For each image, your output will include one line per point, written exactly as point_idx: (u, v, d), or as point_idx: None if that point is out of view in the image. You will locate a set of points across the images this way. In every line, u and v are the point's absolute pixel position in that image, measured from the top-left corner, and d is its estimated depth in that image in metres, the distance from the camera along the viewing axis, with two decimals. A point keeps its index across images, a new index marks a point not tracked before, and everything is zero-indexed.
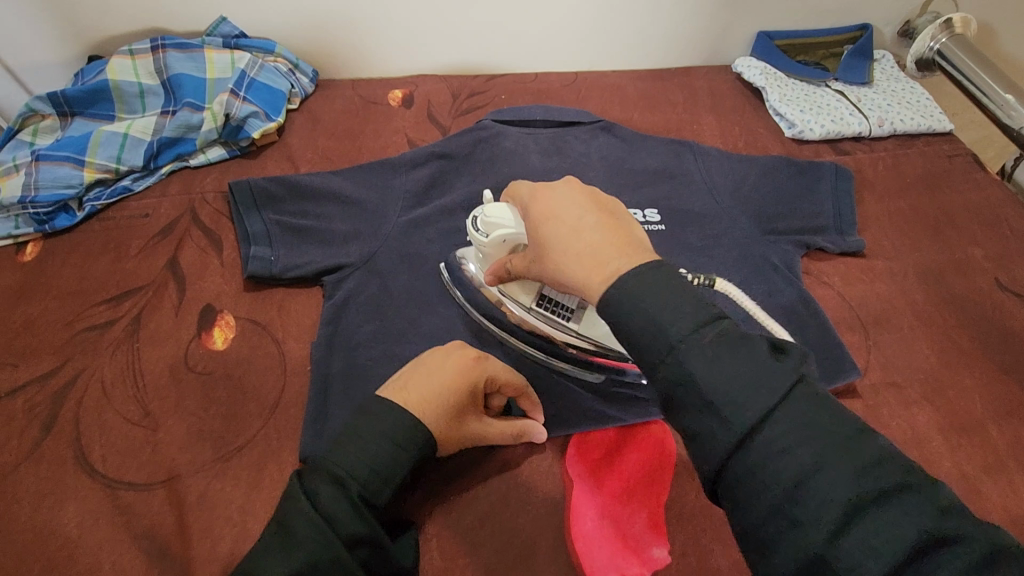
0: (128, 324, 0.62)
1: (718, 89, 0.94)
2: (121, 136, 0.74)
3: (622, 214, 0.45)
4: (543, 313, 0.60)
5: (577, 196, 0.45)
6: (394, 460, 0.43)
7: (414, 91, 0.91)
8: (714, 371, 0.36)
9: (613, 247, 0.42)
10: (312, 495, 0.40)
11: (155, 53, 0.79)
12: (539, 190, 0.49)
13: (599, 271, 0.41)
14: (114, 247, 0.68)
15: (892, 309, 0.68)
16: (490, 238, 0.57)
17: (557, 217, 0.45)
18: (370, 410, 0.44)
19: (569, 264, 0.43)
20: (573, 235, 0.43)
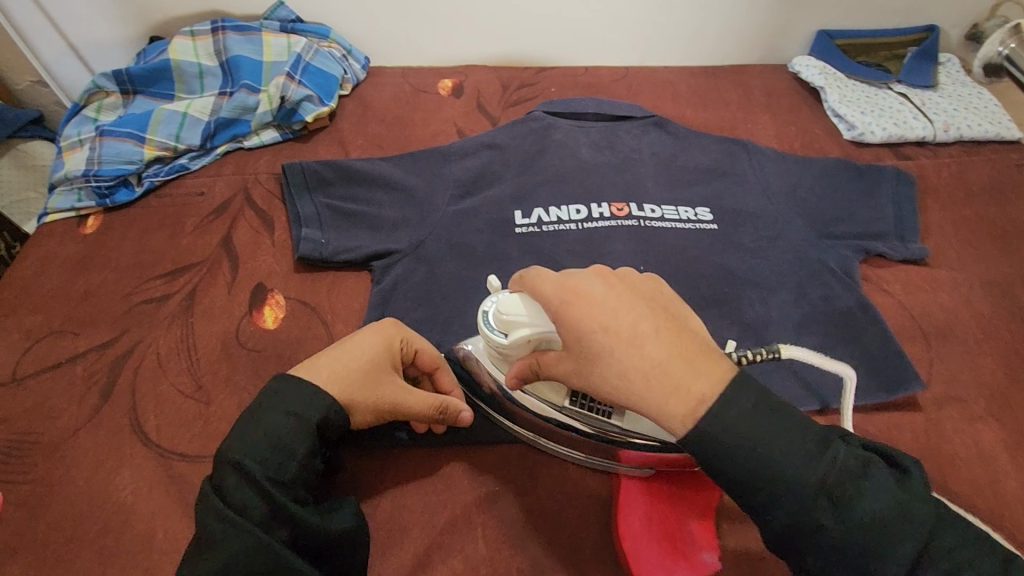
0: (183, 298, 0.63)
1: (774, 88, 0.92)
2: (180, 116, 0.75)
3: (671, 303, 0.42)
4: (580, 411, 0.50)
5: (622, 294, 0.40)
6: (293, 433, 0.42)
7: (464, 80, 0.90)
8: (739, 410, 0.38)
9: (682, 360, 0.38)
10: (220, 491, 0.40)
11: (215, 35, 0.80)
12: (572, 292, 0.41)
13: (680, 401, 0.38)
14: (170, 223, 0.70)
15: (956, 321, 0.65)
16: (510, 339, 0.47)
17: (612, 328, 0.39)
18: (268, 396, 0.43)
19: (633, 388, 0.39)
20: (632, 350, 0.38)
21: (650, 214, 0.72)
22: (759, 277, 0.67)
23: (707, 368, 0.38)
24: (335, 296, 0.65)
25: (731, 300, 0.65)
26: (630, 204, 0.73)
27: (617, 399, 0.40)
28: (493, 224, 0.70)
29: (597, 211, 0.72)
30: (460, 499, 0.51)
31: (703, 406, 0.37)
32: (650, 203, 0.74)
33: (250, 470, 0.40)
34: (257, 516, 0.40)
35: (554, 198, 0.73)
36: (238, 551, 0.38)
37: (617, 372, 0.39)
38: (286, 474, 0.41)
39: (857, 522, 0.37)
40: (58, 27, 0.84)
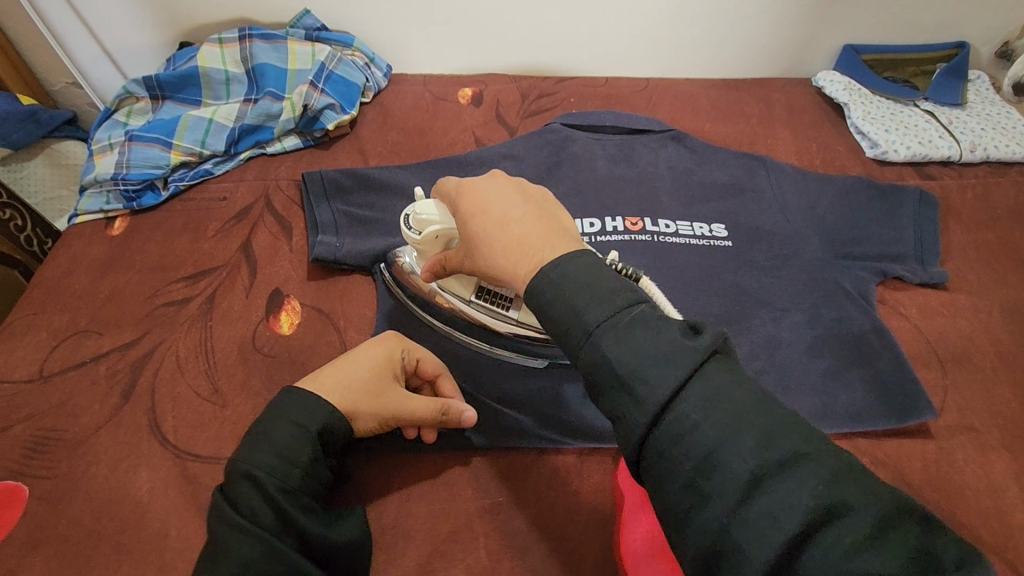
0: (202, 302, 0.65)
1: (796, 102, 0.91)
2: (206, 122, 0.77)
3: (550, 206, 0.47)
4: (484, 305, 0.58)
5: (509, 193, 0.47)
6: (302, 443, 0.44)
7: (483, 89, 0.91)
8: (634, 347, 0.36)
9: (542, 235, 0.44)
10: (229, 500, 0.41)
11: (242, 42, 0.82)
12: (465, 187, 0.49)
13: (528, 260, 0.43)
14: (193, 227, 0.72)
15: (973, 348, 0.64)
16: (422, 235, 0.55)
17: (487, 213, 0.46)
18: (276, 410, 0.45)
19: (500, 261, 0.44)
20: (499, 226, 0.45)
21: (664, 229, 0.72)
22: (772, 296, 0.67)
23: (559, 241, 0.43)
24: (349, 302, 0.66)
25: (742, 319, 0.65)
26: (644, 219, 0.73)
27: (488, 268, 0.46)
28: None
29: (611, 225, 0.72)
30: (464, 510, 0.52)
31: (544, 264, 0.41)
32: (665, 218, 0.73)
33: (264, 481, 0.42)
34: (269, 523, 0.41)
35: (568, 210, 0.74)
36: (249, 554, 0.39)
37: (486, 249, 0.46)
38: (294, 484, 0.43)
39: (766, 503, 0.30)
40: (93, 32, 0.86)
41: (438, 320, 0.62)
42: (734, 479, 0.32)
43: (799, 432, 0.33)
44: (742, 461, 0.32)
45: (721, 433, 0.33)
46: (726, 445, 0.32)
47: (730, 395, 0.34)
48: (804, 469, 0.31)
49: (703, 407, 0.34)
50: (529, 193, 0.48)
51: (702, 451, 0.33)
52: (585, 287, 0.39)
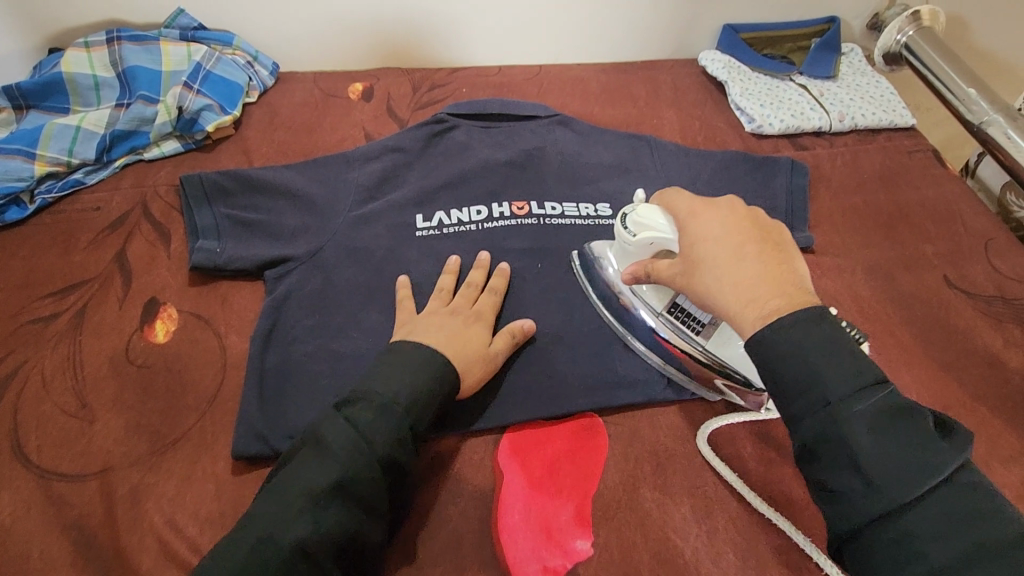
0: (72, 316, 0.62)
1: (681, 82, 0.94)
2: (73, 129, 0.74)
3: (789, 248, 0.47)
4: (673, 321, 0.59)
5: (742, 222, 0.48)
6: (430, 390, 0.51)
7: (375, 84, 0.91)
8: (884, 450, 0.39)
9: (776, 286, 0.44)
10: (350, 419, 0.48)
11: (111, 45, 0.79)
12: (697, 210, 0.51)
13: (757, 307, 0.44)
14: (64, 240, 0.69)
15: (838, 305, 0.68)
16: (637, 238, 0.57)
17: (720, 242, 0.47)
18: (410, 356, 0.52)
19: (724, 295, 0.46)
20: (732, 261, 0.46)
21: (550, 211, 0.73)
22: None
23: (795, 295, 0.44)
24: (231, 307, 0.64)
25: None
26: (531, 203, 0.74)
27: (707, 298, 0.47)
28: (393, 228, 0.71)
29: (498, 210, 0.73)
30: None
31: (779, 316, 0.43)
32: (552, 201, 0.75)
33: (396, 414, 0.48)
34: (387, 448, 0.47)
35: (455, 200, 0.75)
36: (347, 477, 0.45)
37: (715, 278, 0.47)
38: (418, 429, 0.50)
39: None
40: None
41: (620, 325, 0.64)
42: None
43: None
44: None
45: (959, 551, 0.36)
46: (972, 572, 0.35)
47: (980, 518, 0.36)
48: None
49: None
50: (770, 234, 0.48)
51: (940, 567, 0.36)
52: (837, 361, 0.41)
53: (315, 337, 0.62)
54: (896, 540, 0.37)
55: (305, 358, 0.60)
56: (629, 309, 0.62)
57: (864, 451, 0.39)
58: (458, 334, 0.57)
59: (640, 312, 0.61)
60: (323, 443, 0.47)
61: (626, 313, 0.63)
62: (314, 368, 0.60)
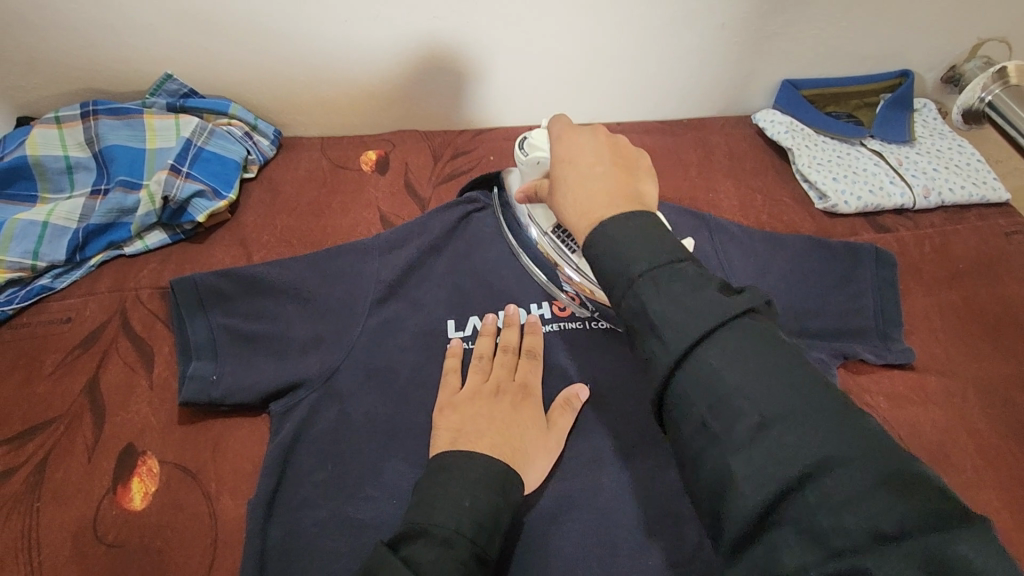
0: (31, 472, 0.51)
1: (737, 147, 0.83)
2: (39, 226, 0.63)
3: (635, 171, 0.46)
4: (554, 241, 0.62)
5: (599, 146, 0.47)
6: (490, 505, 0.44)
7: (390, 151, 0.80)
8: (677, 315, 0.35)
9: (610, 191, 0.43)
10: (411, 562, 0.39)
11: (85, 120, 0.68)
12: (566, 132, 0.49)
13: (589, 214, 0.42)
14: (26, 364, 0.58)
15: (952, 444, 0.57)
16: (529, 158, 0.57)
17: (574, 161, 0.46)
18: (465, 473, 0.45)
19: (570, 206, 0.45)
20: (580, 175, 0.45)
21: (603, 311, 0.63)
22: None
23: (621, 202, 0.42)
24: (224, 458, 0.53)
25: None
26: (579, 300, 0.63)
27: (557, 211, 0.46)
28: (420, 340, 0.60)
29: (537, 312, 0.62)
30: None
31: (597, 222, 0.41)
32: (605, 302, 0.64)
33: (457, 542, 0.41)
34: None
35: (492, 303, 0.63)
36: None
37: (563, 196, 0.46)
38: (485, 558, 0.42)
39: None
40: None
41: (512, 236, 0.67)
42: (789, 464, 0.30)
43: (830, 413, 0.31)
44: (801, 452, 0.30)
45: (766, 401, 0.32)
46: (778, 421, 0.31)
47: (757, 378, 0.32)
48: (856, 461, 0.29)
49: (793, 447, 0.30)
50: (622, 154, 0.47)
51: (755, 423, 0.32)
52: (641, 238, 0.39)
53: (328, 499, 0.50)
54: (701, 381, 0.33)
55: (315, 530, 0.49)
56: (525, 226, 0.66)
57: (660, 309, 0.36)
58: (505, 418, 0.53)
59: (529, 230, 0.65)
60: None
61: (523, 231, 0.66)
62: (326, 543, 0.48)
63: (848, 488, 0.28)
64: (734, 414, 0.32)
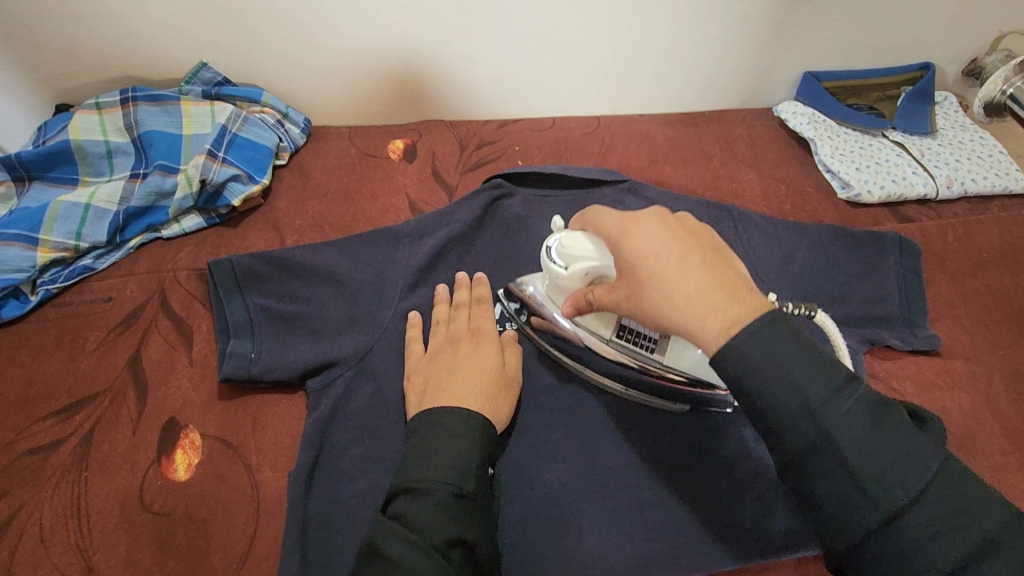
0: (78, 443, 0.53)
1: (759, 138, 0.84)
2: (82, 208, 0.65)
3: (722, 254, 0.43)
4: (625, 344, 0.55)
5: (671, 232, 0.43)
6: (465, 451, 0.46)
7: (417, 140, 0.82)
8: (769, 354, 0.39)
9: (717, 300, 0.40)
10: (396, 517, 0.42)
11: (125, 106, 0.70)
12: (628, 226, 0.45)
13: (710, 321, 0.40)
14: (70, 341, 0.59)
15: (979, 428, 0.58)
16: (569, 271, 0.52)
17: (653, 259, 0.42)
18: (433, 424, 0.47)
19: (676, 320, 0.41)
20: (676, 284, 0.41)
21: None
22: None
23: (738, 306, 0.40)
24: (263, 431, 0.54)
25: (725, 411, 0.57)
26: None
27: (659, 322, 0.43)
28: None
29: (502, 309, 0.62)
30: None
31: (730, 338, 0.39)
32: None
33: (438, 488, 0.43)
34: (443, 527, 0.41)
35: None
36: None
37: (655, 303, 0.42)
38: (471, 495, 0.44)
39: None
40: None
41: (568, 359, 0.58)
42: (894, 512, 0.37)
43: (920, 467, 0.37)
44: (902, 501, 0.37)
45: (881, 467, 0.37)
46: (892, 481, 0.37)
47: (874, 445, 0.38)
48: (949, 510, 0.36)
49: (874, 441, 0.38)
50: (696, 234, 0.43)
51: (867, 483, 0.37)
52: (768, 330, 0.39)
53: (367, 472, 0.52)
54: (830, 459, 0.38)
55: (354, 501, 0.50)
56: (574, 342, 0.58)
57: (787, 390, 0.39)
58: (468, 362, 0.54)
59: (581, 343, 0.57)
60: (375, 552, 0.41)
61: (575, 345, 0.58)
62: (365, 514, 0.50)
63: (911, 467, 0.37)
64: (828, 421, 0.38)
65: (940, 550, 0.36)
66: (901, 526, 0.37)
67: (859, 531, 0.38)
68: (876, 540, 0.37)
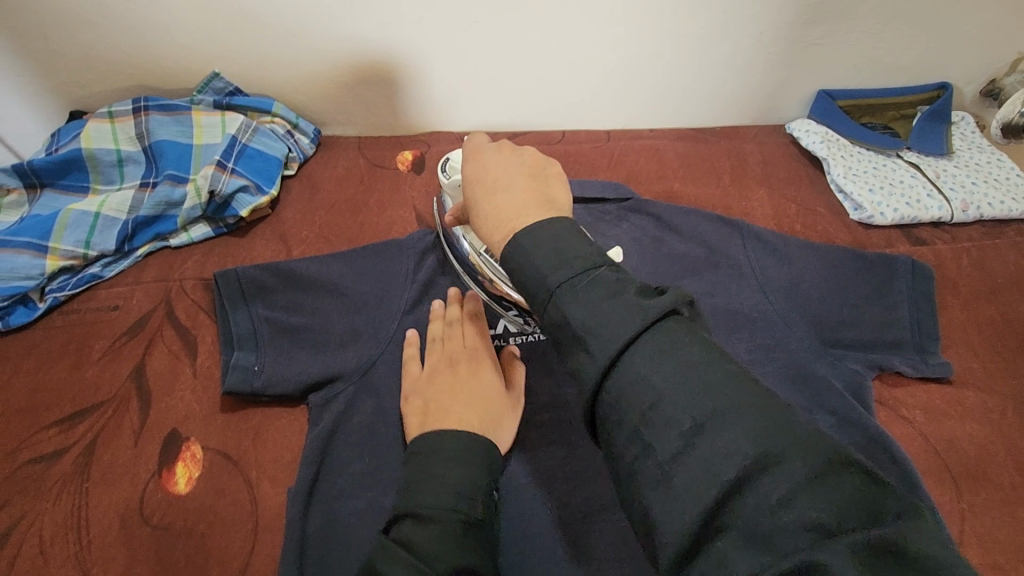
0: (80, 453, 0.53)
1: (771, 156, 0.83)
2: (92, 216, 0.65)
3: (546, 180, 0.46)
4: (487, 261, 0.60)
5: (508, 160, 0.47)
6: (472, 476, 0.44)
7: (426, 152, 0.82)
8: (581, 305, 0.36)
9: (521, 207, 0.43)
10: (405, 544, 0.38)
11: (137, 115, 0.71)
12: (470, 153, 0.49)
13: (501, 230, 0.43)
14: (76, 348, 0.60)
15: (992, 460, 0.57)
16: (450, 179, 0.60)
17: (481, 178, 0.46)
18: (437, 450, 0.45)
19: (484, 225, 0.45)
20: (490, 193, 0.45)
21: None
22: None
23: (541, 211, 0.42)
24: (265, 444, 0.54)
25: None
26: None
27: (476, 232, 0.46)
28: None
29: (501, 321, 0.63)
30: None
31: (515, 234, 0.41)
32: None
33: (448, 515, 0.40)
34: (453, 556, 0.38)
35: None
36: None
37: (476, 215, 0.46)
38: (477, 522, 0.42)
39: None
40: None
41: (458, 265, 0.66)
42: (725, 460, 0.30)
43: (757, 416, 0.31)
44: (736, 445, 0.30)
45: (699, 405, 0.32)
46: (713, 421, 0.31)
47: (687, 376, 0.33)
48: (793, 464, 0.29)
49: (667, 366, 0.33)
50: (535, 166, 0.47)
51: (684, 425, 0.32)
52: (556, 245, 0.39)
53: (366, 489, 0.51)
54: (628, 389, 0.34)
55: (353, 520, 0.50)
56: (460, 246, 0.64)
57: (574, 308, 0.36)
58: (465, 381, 0.54)
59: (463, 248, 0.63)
60: None
61: (460, 251, 0.64)
62: (363, 533, 0.49)
63: (712, 393, 0.32)
64: (624, 354, 0.34)
65: (769, 491, 0.29)
66: (709, 464, 0.30)
67: (666, 481, 0.32)
68: (709, 512, 0.30)
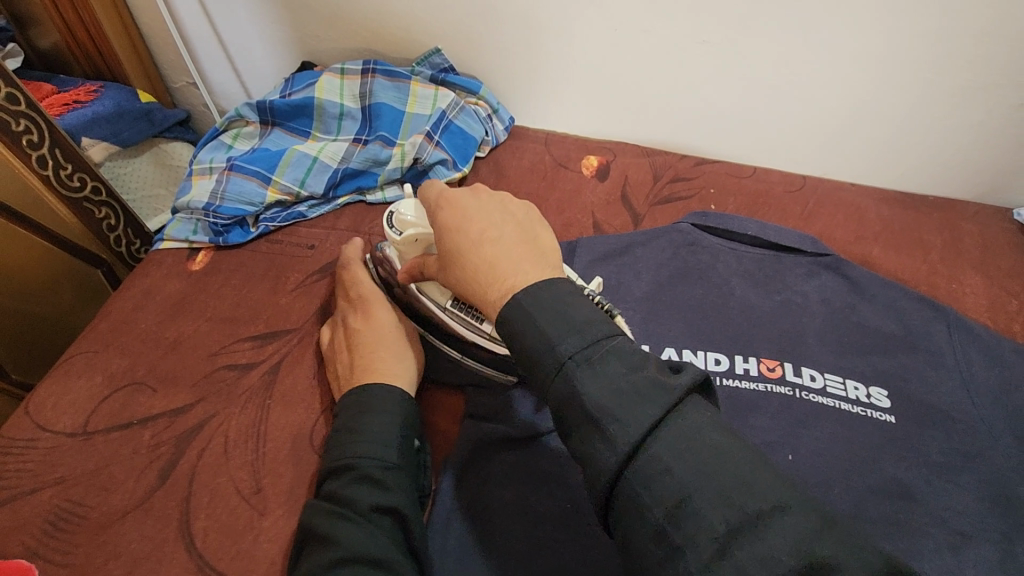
0: (266, 371, 0.57)
1: (995, 239, 0.73)
2: (310, 159, 0.71)
3: (532, 226, 0.48)
4: (457, 314, 0.56)
5: (493, 209, 0.48)
6: (386, 426, 0.48)
7: (610, 161, 0.81)
8: (552, 342, 0.39)
9: (516, 263, 0.44)
10: (331, 496, 0.45)
11: (364, 76, 0.76)
12: (445, 199, 0.49)
13: (499, 288, 0.43)
14: (274, 275, 0.65)
15: None
16: (401, 236, 0.55)
17: (464, 228, 0.46)
18: (359, 406, 0.49)
19: (470, 281, 0.45)
20: (476, 243, 0.45)
21: (808, 382, 0.60)
22: (948, 513, 0.52)
23: (533, 270, 0.44)
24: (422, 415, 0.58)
25: (905, 533, 0.51)
26: (785, 364, 0.61)
27: (461, 287, 0.46)
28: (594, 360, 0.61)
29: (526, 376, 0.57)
30: None
31: (514, 295, 0.42)
32: (811, 367, 0.61)
33: (362, 465, 0.46)
34: (355, 495, 0.44)
35: (695, 338, 0.63)
36: (364, 545, 0.41)
37: (461, 270, 0.46)
38: (397, 466, 0.47)
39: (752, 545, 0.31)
40: (213, 26, 0.85)
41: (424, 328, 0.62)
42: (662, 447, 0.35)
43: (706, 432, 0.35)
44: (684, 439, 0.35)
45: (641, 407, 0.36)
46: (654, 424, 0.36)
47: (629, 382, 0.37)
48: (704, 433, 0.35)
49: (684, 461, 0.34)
50: (510, 207, 0.49)
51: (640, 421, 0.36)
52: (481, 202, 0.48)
53: (512, 481, 0.51)
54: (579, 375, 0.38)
55: (498, 507, 0.50)
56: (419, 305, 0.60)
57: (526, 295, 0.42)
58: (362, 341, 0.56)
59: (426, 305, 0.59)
60: (315, 532, 0.43)
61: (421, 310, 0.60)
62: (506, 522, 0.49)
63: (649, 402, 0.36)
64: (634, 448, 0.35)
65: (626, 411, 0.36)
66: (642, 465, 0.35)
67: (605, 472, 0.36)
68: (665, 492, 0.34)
